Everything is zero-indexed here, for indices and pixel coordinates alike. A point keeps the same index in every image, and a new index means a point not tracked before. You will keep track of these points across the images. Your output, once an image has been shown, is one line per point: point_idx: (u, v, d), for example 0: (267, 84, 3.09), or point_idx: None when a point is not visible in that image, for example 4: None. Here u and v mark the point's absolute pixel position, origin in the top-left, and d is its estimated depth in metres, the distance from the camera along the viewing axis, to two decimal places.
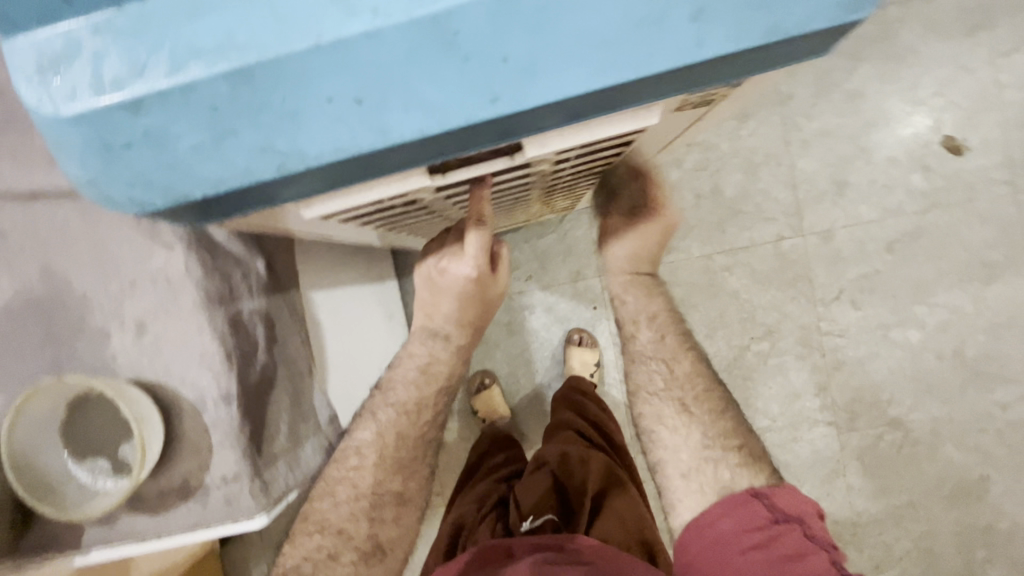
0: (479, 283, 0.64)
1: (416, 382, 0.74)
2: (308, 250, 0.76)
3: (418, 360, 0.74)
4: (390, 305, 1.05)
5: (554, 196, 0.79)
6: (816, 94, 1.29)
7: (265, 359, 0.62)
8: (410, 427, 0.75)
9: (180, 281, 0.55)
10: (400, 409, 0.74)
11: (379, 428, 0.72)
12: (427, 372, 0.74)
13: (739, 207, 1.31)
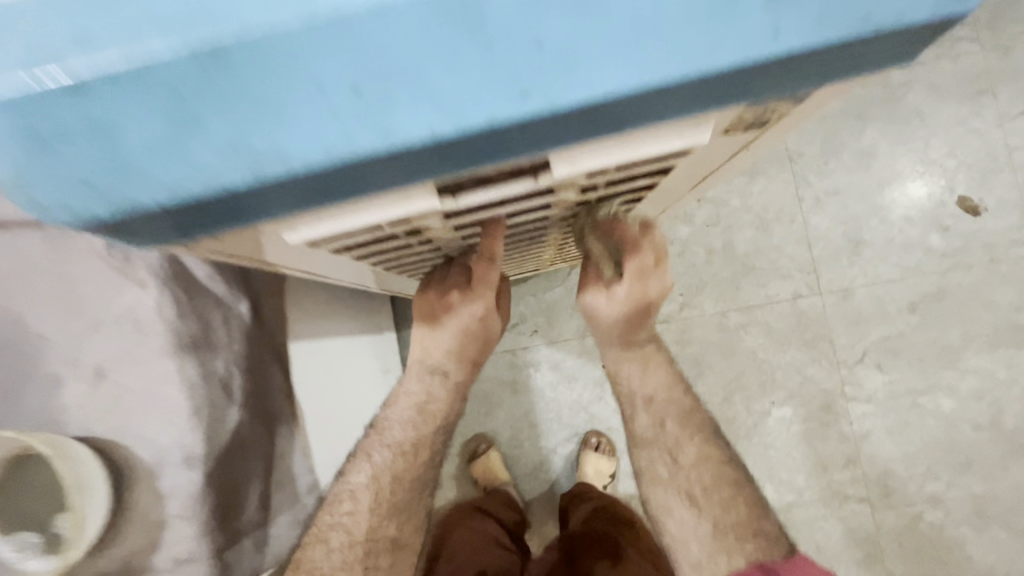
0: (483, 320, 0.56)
1: (411, 424, 0.63)
2: (300, 293, 0.70)
3: (413, 401, 0.62)
4: (388, 357, 0.98)
5: (566, 243, 0.74)
6: (826, 152, 1.28)
7: (239, 415, 0.54)
8: (406, 468, 0.64)
9: (149, 322, 0.48)
10: (394, 451, 0.63)
11: (376, 471, 0.63)
12: (421, 417, 0.63)
13: (753, 263, 1.27)
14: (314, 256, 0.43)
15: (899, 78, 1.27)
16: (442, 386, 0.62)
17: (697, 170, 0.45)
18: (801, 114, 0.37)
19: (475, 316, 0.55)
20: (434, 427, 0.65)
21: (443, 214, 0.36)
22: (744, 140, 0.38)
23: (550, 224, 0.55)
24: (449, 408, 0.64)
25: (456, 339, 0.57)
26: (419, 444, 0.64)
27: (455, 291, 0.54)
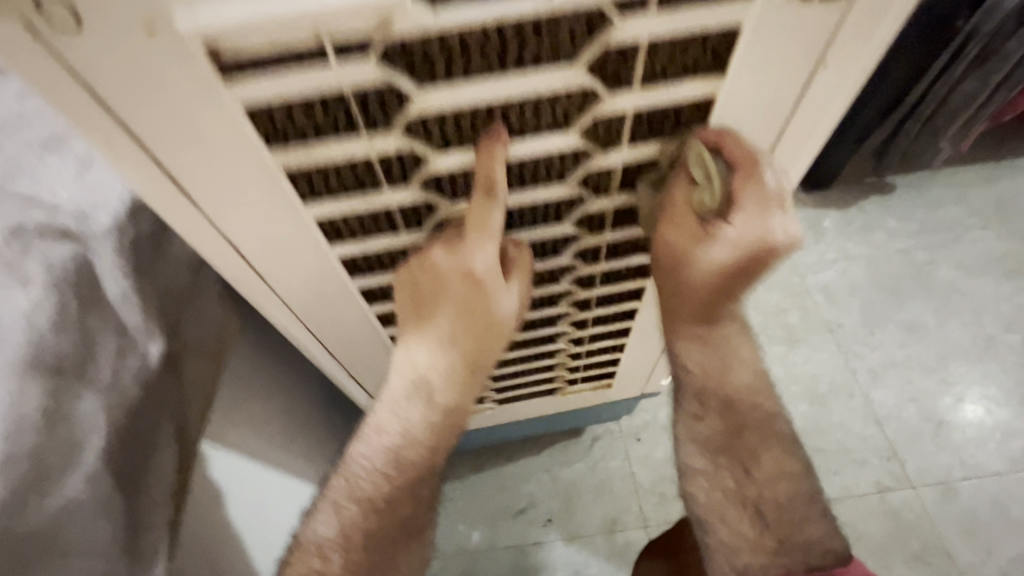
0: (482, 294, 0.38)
1: (381, 472, 0.43)
2: (242, 372, 0.55)
3: (383, 440, 0.43)
4: None
5: (582, 339, 0.60)
6: (868, 324, 1.19)
7: (77, 494, 0.33)
8: (381, 534, 0.44)
9: (8, 331, 0.34)
10: (363, 505, 0.43)
11: (343, 530, 0.42)
12: (398, 461, 0.43)
13: (817, 444, 1.05)
14: (255, 209, 0.33)
15: (923, 257, 1.26)
16: (425, 414, 0.42)
17: (758, 134, 0.35)
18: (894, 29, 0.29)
19: (480, 278, 0.38)
20: (413, 478, 0.44)
21: (398, 64, 0.26)
22: (824, 47, 0.29)
23: (560, 256, 0.45)
24: (442, 442, 0.44)
25: (451, 322, 0.39)
26: (398, 497, 0.44)
27: (440, 245, 0.37)
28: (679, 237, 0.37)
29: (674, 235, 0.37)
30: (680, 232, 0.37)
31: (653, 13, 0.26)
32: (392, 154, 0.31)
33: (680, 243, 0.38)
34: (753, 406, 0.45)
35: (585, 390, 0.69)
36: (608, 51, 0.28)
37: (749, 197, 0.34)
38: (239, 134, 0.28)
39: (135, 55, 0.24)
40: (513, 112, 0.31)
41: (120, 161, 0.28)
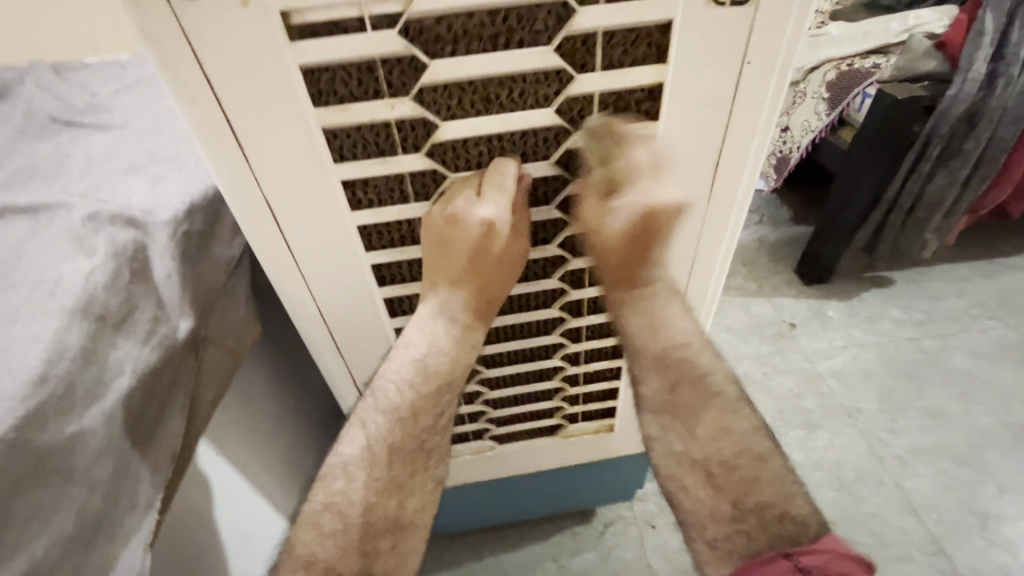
0: (490, 242, 0.40)
1: (408, 381, 0.46)
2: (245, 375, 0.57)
3: (410, 354, 0.45)
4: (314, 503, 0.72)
5: (577, 375, 0.59)
6: (887, 409, 1.12)
7: (91, 426, 0.35)
8: (407, 448, 0.48)
9: (68, 285, 0.39)
10: (389, 416, 0.47)
11: (367, 441, 0.47)
12: (422, 373, 0.46)
13: (850, 537, 0.96)
14: (306, 207, 0.38)
15: (933, 345, 1.21)
16: (448, 334, 0.45)
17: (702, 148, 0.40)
18: (794, 56, 0.36)
19: (496, 230, 0.39)
20: (439, 390, 0.47)
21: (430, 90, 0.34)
22: (741, 66, 0.35)
23: (548, 279, 0.47)
24: (458, 375, 0.47)
25: (466, 265, 0.41)
26: (422, 412, 0.47)
27: (462, 185, 0.39)
28: (596, 213, 0.39)
29: (594, 209, 0.39)
30: (598, 209, 0.39)
31: (600, 71, 0.35)
32: (421, 169, 0.37)
33: (602, 215, 0.39)
34: (692, 363, 0.46)
35: (587, 432, 0.68)
36: (568, 99, 0.36)
37: (647, 159, 0.38)
38: (311, 139, 0.35)
39: (253, 63, 0.31)
40: (504, 141, 0.38)
41: (207, 145, 0.34)
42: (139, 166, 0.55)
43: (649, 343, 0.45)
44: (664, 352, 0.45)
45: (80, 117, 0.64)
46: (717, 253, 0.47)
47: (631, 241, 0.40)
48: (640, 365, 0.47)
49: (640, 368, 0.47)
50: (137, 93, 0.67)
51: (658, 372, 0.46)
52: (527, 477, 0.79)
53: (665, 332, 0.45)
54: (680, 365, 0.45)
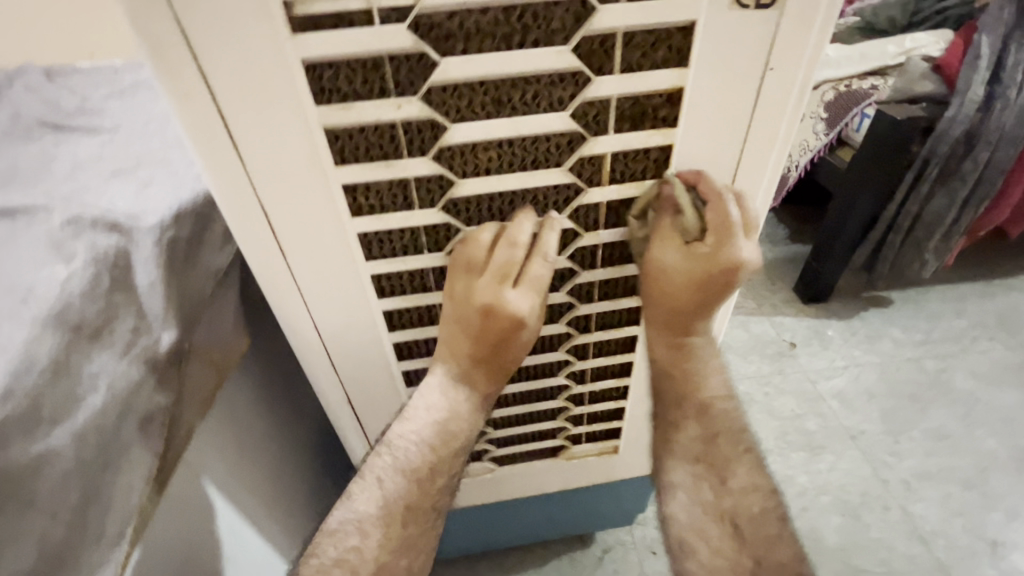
0: (516, 286, 0.39)
1: (427, 442, 0.45)
2: (234, 388, 0.54)
3: (431, 415, 0.45)
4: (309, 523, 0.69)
5: (582, 394, 0.56)
6: (891, 431, 1.10)
7: (59, 446, 0.32)
8: (424, 507, 0.47)
9: (44, 293, 0.37)
10: (409, 476, 0.46)
11: (386, 498, 0.45)
12: (443, 434, 0.46)
13: (857, 564, 0.93)
14: (305, 214, 0.36)
15: (936, 365, 1.20)
16: (467, 401, 0.45)
17: (719, 157, 0.38)
18: (817, 63, 0.34)
19: (517, 269, 0.39)
20: (456, 453, 0.47)
21: (439, 90, 0.32)
22: (764, 72, 0.34)
23: (557, 293, 0.45)
24: (472, 437, 0.48)
25: (489, 348, 0.42)
26: (440, 471, 0.47)
27: (490, 274, 0.39)
28: (676, 263, 0.41)
29: (672, 257, 0.40)
30: (677, 258, 0.40)
31: (618, 74, 0.33)
32: (427, 174, 0.35)
33: (676, 267, 0.41)
34: (728, 414, 0.47)
35: (591, 454, 0.65)
36: (584, 103, 0.34)
37: (739, 216, 0.39)
38: (310, 139, 0.32)
39: (248, 55, 0.29)
40: (515, 147, 0.36)
41: (199, 145, 0.32)
42: (125, 171, 0.53)
43: (691, 393, 0.47)
44: (702, 400, 0.47)
45: (68, 120, 0.62)
46: None
47: (704, 288, 0.41)
48: (674, 415, 0.48)
49: (678, 411, 0.47)
50: (129, 97, 0.65)
51: (693, 421, 0.47)
52: (526, 500, 0.76)
53: (705, 383, 0.47)
54: (717, 416, 0.46)
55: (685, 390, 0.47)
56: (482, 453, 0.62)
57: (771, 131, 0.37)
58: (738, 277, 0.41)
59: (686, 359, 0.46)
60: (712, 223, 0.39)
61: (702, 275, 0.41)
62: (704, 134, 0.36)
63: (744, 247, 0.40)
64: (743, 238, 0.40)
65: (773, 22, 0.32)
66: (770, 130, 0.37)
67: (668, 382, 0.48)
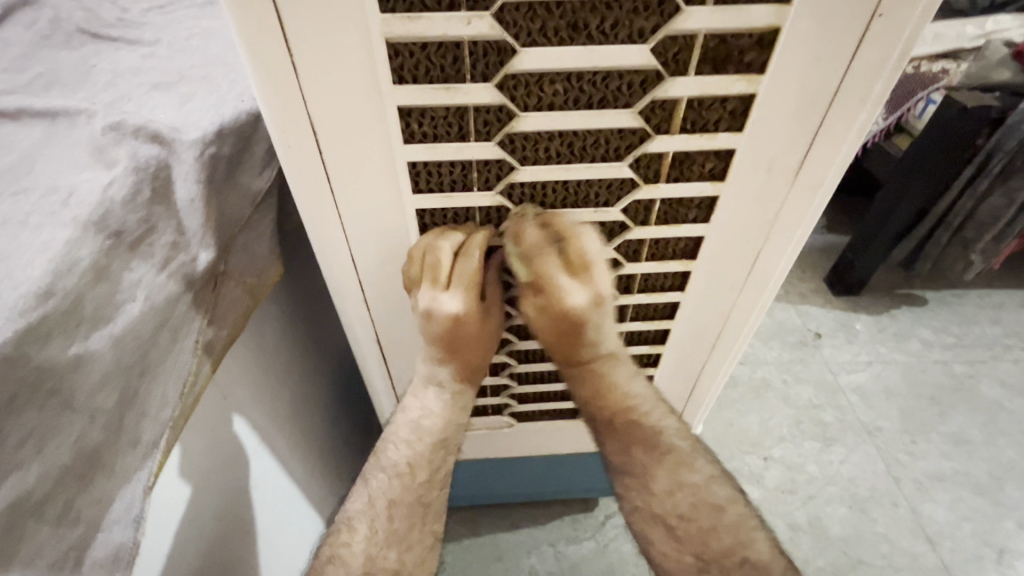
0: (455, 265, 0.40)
1: (406, 441, 0.48)
2: (264, 319, 0.54)
3: (406, 417, 0.49)
4: (325, 464, 0.70)
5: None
6: (909, 431, 1.08)
7: (97, 349, 0.31)
8: (409, 503, 0.48)
9: (86, 195, 0.35)
10: (390, 472, 0.48)
11: (371, 496, 0.48)
12: (419, 432, 0.48)
13: (858, 555, 0.93)
14: (354, 139, 0.34)
15: (964, 370, 1.16)
16: (440, 402, 0.47)
17: (798, 117, 0.35)
18: (928, 17, 0.32)
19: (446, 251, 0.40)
20: (437, 449, 0.49)
21: (515, 7, 0.29)
22: (870, 19, 0.31)
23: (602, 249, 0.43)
24: (452, 433, 0.49)
25: (442, 351, 0.44)
26: (421, 468, 0.48)
27: (426, 278, 0.40)
28: (532, 310, 0.40)
29: (529, 308, 0.40)
30: (531, 306, 0.40)
31: (710, 6, 0.30)
32: (488, 104, 0.33)
33: (537, 314, 0.40)
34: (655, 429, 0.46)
35: None
36: (666, 38, 0.31)
37: (561, 263, 0.38)
38: (371, 52, 0.30)
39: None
40: (585, 81, 0.33)
41: (254, 52, 0.30)
42: (166, 84, 0.51)
43: (602, 408, 0.45)
44: (615, 416, 0.45)
45: (107, 30, 0.60)
46: (790, 238, 0.43)
47: (561, 329, 0.40)
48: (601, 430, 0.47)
49: (600, 431, 0.47)
50: (170, 12, 0.63)
51: (608, 432, 0.46)
52: (538, 459, 0.76)
53: (622, 399, 0.45)
54: (630, 425, 0.45)
55: (600, 407, 0.45)
56: (502, 407, 0.62)
57: (864, 88, 0.34)
58: (584, 319, 0.39)
59: (587, 384, 0.45)
60: (535, 276, 0.39)
61: (557, 322, 0.40)
62: (791, 88, 0.34)
63: (574, 293, 0.38)
64: (569, 280, 0.38)
65: None
66: (864, 87, 0.34)
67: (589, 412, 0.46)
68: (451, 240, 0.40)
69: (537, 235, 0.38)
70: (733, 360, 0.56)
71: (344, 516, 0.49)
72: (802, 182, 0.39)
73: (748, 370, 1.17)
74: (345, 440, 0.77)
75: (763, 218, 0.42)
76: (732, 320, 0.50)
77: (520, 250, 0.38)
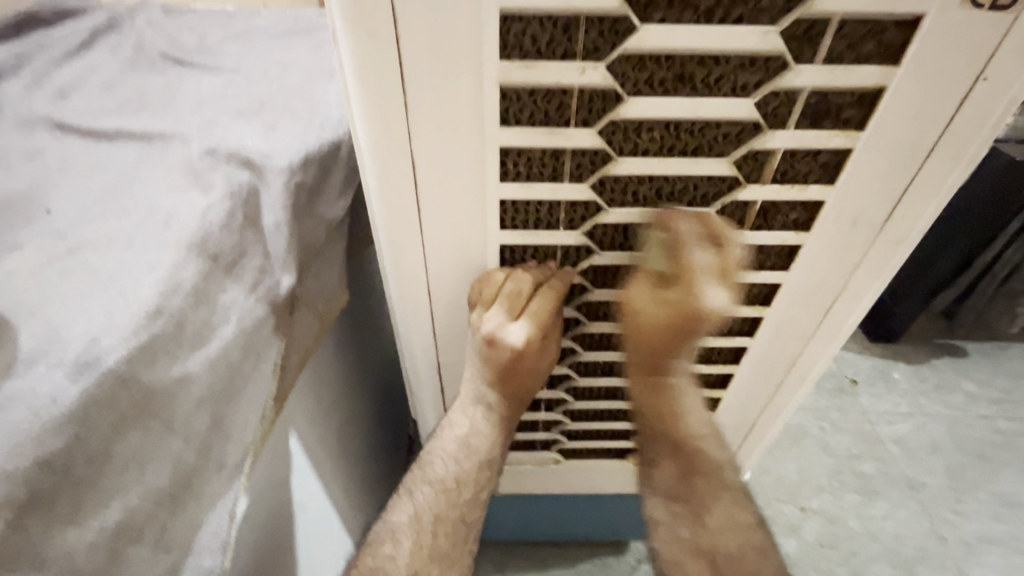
0: (529, 301, 0.41)
1: (453, 458, 0.47)
2: (325, 342, 0.55)
3: (454, 432, 0.48)
4: (363, 490, 0.70)
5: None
6: (954, 488, 1.04)
7: (195, 372, 0.32)
8: (452, 520, 0.48)
9: (186, 217, 0.37)
10: (435, 487, 0.48)
11: (417, 510, 0.47)
12: (467, 449, 0.47)
13: None
14: (451, 175, 0.35)
15: (1010, 427, 1.12)
16: (489, 421, 0.47)
17: (890, 174, 0.35)
18: None
19: (525, 288, 0.40)
20: (481, 466, 0.48)
21: (625, 59, 0.30)
22: (974, 82, 0.31)
23: None
24: (498, 452, 0.48)
25: (496, 377, 0.44)
26: (466, 484, 0.48)
27: (500, 304, 0.41)
28: (643, 300, 0.38)
29: (641, 293, 0.38)
30: (647, 296, 0.38)
31: (819, 65, 0.31)
32: (587, 147, 0.34)
33: (649, 303, 0.38)
34: (706, 454, 0.45)
35: None
36: (770, 92, 0.32)
37: (713, 261, 0.36)
38: (481, 96, 0.31)
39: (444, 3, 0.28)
40: (682, 130, 0.34)
41: (368, 91, 0.31)
42: (249, 112, 0.53)
43: (666, 434, 0.44)
44: (679, 441, 0.44)
45: (190, 57, 0.62)
46: (868, 289, 0.42)
47: (671, 330, 0.38)
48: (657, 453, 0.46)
49: (656, 459, 0.46)
50: (246, 42, 0.65)
51: (667, 463, 0.46)
52: (577, 498, 0.75)
53: (684, 420, 0.44)
54: (693, 454, 0.45)
55: (661, 428, 0.44)
56: (550, 443, 0.61)
57: (959, 147, 0.34)
58: (703, 323, 0.37)
59: (660, 403, 0.43)
60: (675, 268, 0.37)
61: (679, 321, 0.38)
62: (887, 146, 0.34)
63: (715, 297, 0.36)
64: (711, 283, 0.36)
65: (1005, 27, 0.29)
66: (959, 146, 0.34)
67: (646, 424, 0.45)
68: (528, 277, 0.41)
69: (692, 229, 0.36)
70: (791, 407, 0.55)
71: (386, 527, 0.47)
72: (886, 235, 0.39)
73: None
74: (380, 467, 0.76)
75: (840, 269, 0.41)
76: (798, 366, 0.49)
77: (666, 237, 0.37)
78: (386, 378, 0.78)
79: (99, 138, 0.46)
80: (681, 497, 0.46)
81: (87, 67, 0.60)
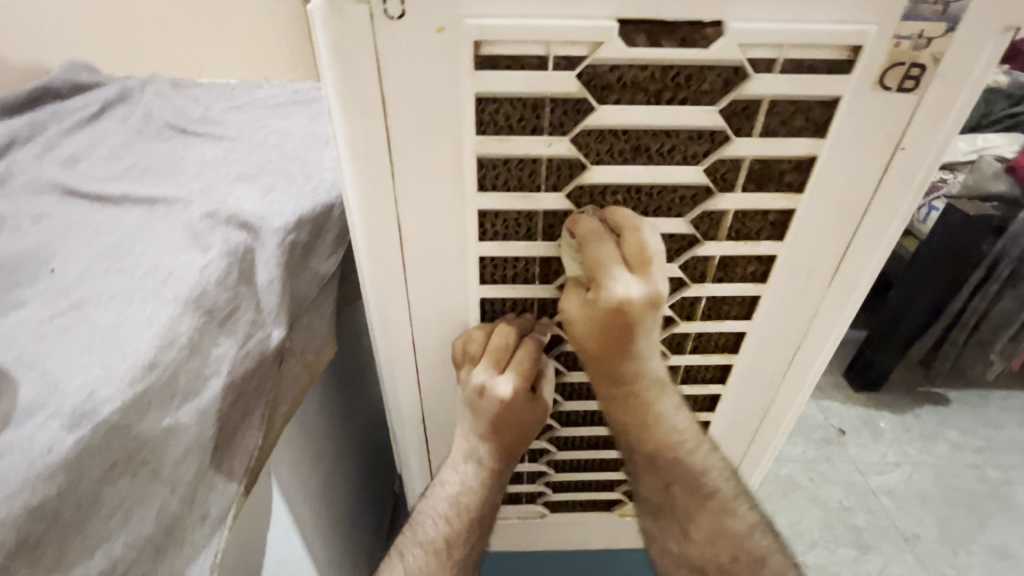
0: (512, 353, 0.42)
1: (443, 517, 0.47)
2: (312, 395, 0.56)
3: (444, 492, 0.48)
4: (346, 550, 0.68)
5: None
6: (948, 540, 1.02)
7: (185, 422, 0.34)
8: None
9: (184, 274, 0.39)
10: (426, 548, 0.47)
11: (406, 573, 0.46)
12: (457, 508, 0.47)
13: None
14: (435, 233, 0.38)
15: (998, 476, 1.12)
16: (479, 478, 0.47)
17: (834, 230, 0.39)
18: (946, 149, 0.36)
19: (510, 341, 0.42)
20: (471, 524, 0.48)
21: (587, 133, 0.35)
22: (895, 151, 0.35)
23: None
24: (488, 509, 0.49)
25: (486, 429, 0.45)
26: (456, 544, 0.48)
27: (488, 357, 0.42)
28: (574, 309, 0.39)
29: (574, 302, 0.38)
30: (576, 306, 0.38)
31: (757, 137, 0.35)
32: (557, 209, 0.37)
33: (579, 311, 0.38)
34: (683, 463, 0.44)
35: None
36: (716, 160, 0.36)
37: (624, 253, 0.36)
38: (462, 163, 0.35)
39: (428, 86, 0.32)
40: (642, 193, 0.38)
41: (360, 160, 0.35)
42: (248, 176, 0.57)
43: (646, 442, 0.44)
44: (658, 449, 0.44)
45: (195, 126, 0.67)
46: (828, 337, 0.45)
47: (603, 333, 0.38)
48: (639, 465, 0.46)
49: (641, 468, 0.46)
50: (247, 112, 0.71)
51: (648, 471, 0.45)
52: (565, 556, 0.73)
53: (662, 424, 0.43)
54: (670, 465, 0.44)
55: (638, 436, 0.44)
56: (536, 495, 0.61)
57: (890, 204, 0.38)
58: (634, 316, 0.36)
59: (624, 410, 0.42)
60: (588, 268, 0.37)
61: (605, 323, 0.37)
62: (827, 205, 0.38)
63: (626, 286, 0.36)
64: (624, 274, 0.36)
65: (914, 103, 0.33)
66: (891, 204, 0.38)
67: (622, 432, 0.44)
68: (512, 332, 0.43)
69: (594, 224, 0.36)
70: (771, 456, 0.56)
71: None
72: (838, 286, 0.42)
73: (774, 467, 1.13)
74: (363, 527, 0.75)
75: (801, 317, 0.44)
76: (772, 413, 0.51)
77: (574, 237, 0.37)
78: (372, 433, 0.78)
79: (104, 201, 0.49)
80: (663, 506, 0.46)
81: (96, 135, 0.64)
